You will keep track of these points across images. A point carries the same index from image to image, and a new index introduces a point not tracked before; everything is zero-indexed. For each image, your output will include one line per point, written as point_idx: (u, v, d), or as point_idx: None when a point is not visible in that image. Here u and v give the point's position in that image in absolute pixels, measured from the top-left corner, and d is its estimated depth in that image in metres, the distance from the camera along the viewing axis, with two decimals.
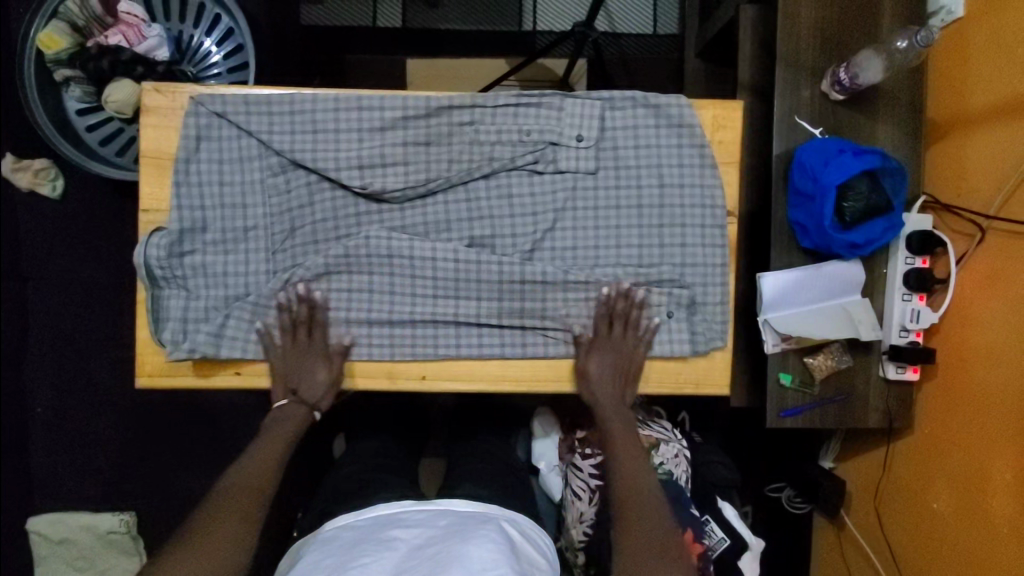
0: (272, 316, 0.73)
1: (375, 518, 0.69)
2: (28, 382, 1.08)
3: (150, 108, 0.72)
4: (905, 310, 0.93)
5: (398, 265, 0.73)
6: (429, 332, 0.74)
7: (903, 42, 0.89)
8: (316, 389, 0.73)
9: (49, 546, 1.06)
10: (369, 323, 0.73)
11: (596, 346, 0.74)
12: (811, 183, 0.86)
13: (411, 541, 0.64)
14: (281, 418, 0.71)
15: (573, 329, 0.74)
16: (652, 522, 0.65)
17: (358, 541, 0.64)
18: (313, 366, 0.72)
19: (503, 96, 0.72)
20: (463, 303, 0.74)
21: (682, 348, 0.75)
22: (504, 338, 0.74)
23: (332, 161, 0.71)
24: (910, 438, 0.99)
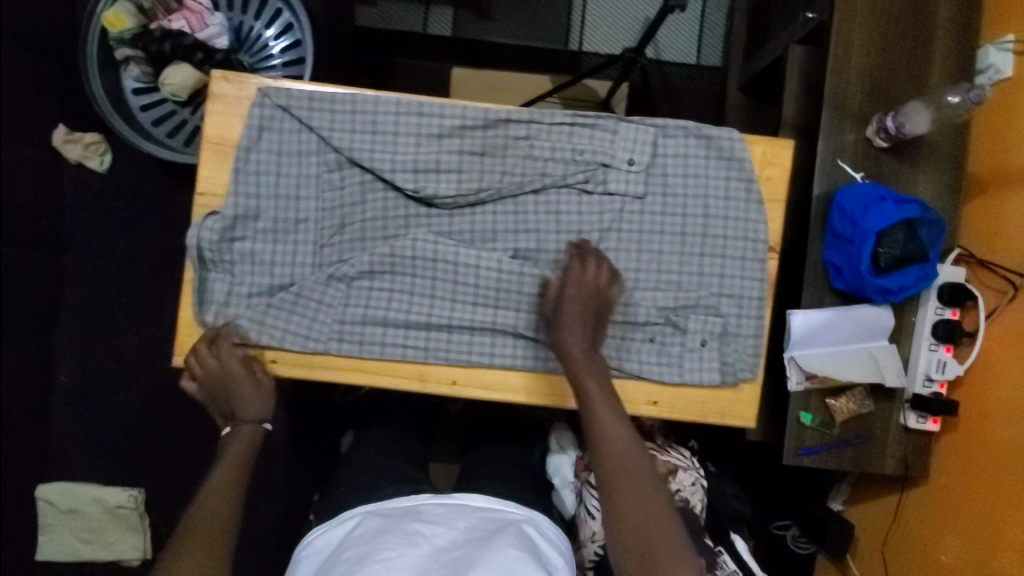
0: (312, 309, 0.73)
1: (396, 509, 0.70)
2: (55, 350, 1.09)
3: (215, 95, 0.74)
4: (931, 359, 0.93)
5: (441, 270, 0.74)
6: (464, 338, 0.75)
7: (957, 98, 0.90)
8: (246, 406, 0.71)
9: (56, 515, 1.07)
10: (406, 324, 0.74)
11: (628, 367, 0.75)
12: (850, 226, 0.88)
13: (433, 539, 0.65)
14: (233, 441, 0.70)
15: (607, 348, 0.75)
16: (639, 487, 0.60)
17: (381, 531, 0.66)
18: (237, 385, 0.70)
19: (560, 115, 0.74)
20: (502, 312, 0.74)
21: (714, 378, 0.75)
22: (537, 352, 0.75)
23: (388, 162, 0.73)
24: (924, 487, 0.99)
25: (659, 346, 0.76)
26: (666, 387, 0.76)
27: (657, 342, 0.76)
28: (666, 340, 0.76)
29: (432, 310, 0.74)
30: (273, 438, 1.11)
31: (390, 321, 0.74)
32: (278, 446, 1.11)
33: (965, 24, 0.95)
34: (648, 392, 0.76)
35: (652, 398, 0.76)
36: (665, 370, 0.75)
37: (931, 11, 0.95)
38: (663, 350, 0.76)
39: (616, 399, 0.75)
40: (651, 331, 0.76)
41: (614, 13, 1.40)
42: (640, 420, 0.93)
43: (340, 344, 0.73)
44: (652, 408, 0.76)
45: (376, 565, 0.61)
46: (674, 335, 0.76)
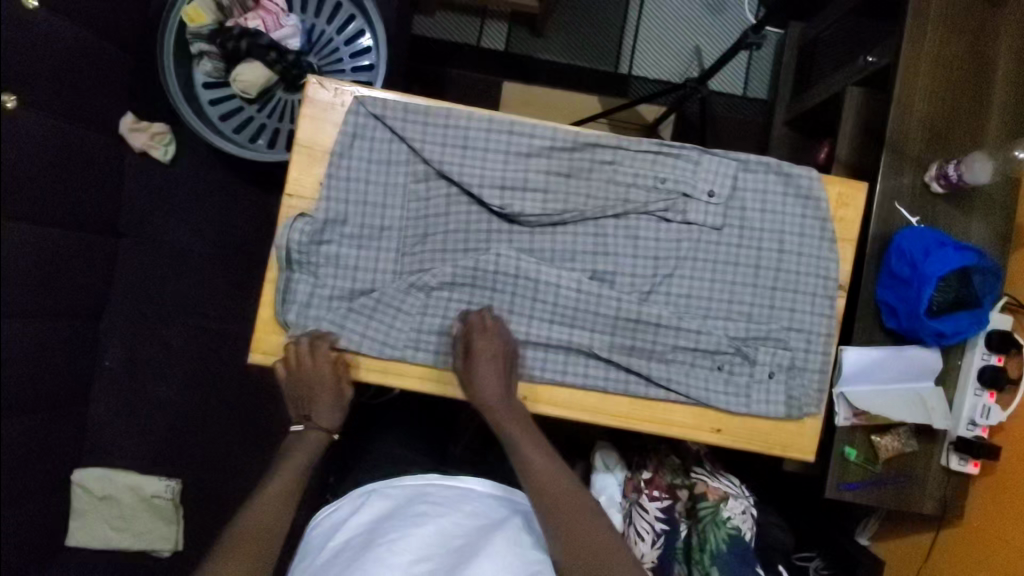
0: (391, 316, 0.75)
1: (402, 489, 0.71)
2: (102, 335, 1.09)
3: (311, 100, 0.76)
4: (976, 404, 0.95)
5: (521, 286, 0.76)
6: (538, 354, 0.76)
7: (1023, 155, 0.94)
8: (324, 415, 0.74)
9: (91, 502, 1.04)
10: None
11: (695, 393, 0.76)
12: (908, 269, 0.90)
13: (439, 522, 0.66)
14: (300, 448, 0.74)
15: (676, 372, 0.76)
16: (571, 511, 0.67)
17: (388, 516, 0.67)
18: (319, 396, 0.73)
19: (646, 143, 0.76)
20: (576, 331, 0.76)
21: (778, 408, 0.77)
22: (609, 372, 0.76)
23: (477, 178, 0.75)
24: (959, 528, 1.00)
25: (726, 375, 0.77)
26: (730, 415, 0.77)
27: (725, 370, 0.78)
28: (733, 369, 0.78)
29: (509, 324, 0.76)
30: None
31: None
32: None
33: None
34: (713, 419, 0.77)
35: (716, 425, 0.77)
36: (731, 399, 0.77)
37: (992, 63, 0.97)
38: (730, 379, 0.77)
39: (681, 423, 0.77)
40: (719, 360, 0.78)
41: (667, 40, 1.39)
42: (686, 444, 0.95)
43: (416, 353, 0.74)
44: (716, 435, 0.77)
45: (379, 549, 0.62)
46: (741, 364, 0.78)
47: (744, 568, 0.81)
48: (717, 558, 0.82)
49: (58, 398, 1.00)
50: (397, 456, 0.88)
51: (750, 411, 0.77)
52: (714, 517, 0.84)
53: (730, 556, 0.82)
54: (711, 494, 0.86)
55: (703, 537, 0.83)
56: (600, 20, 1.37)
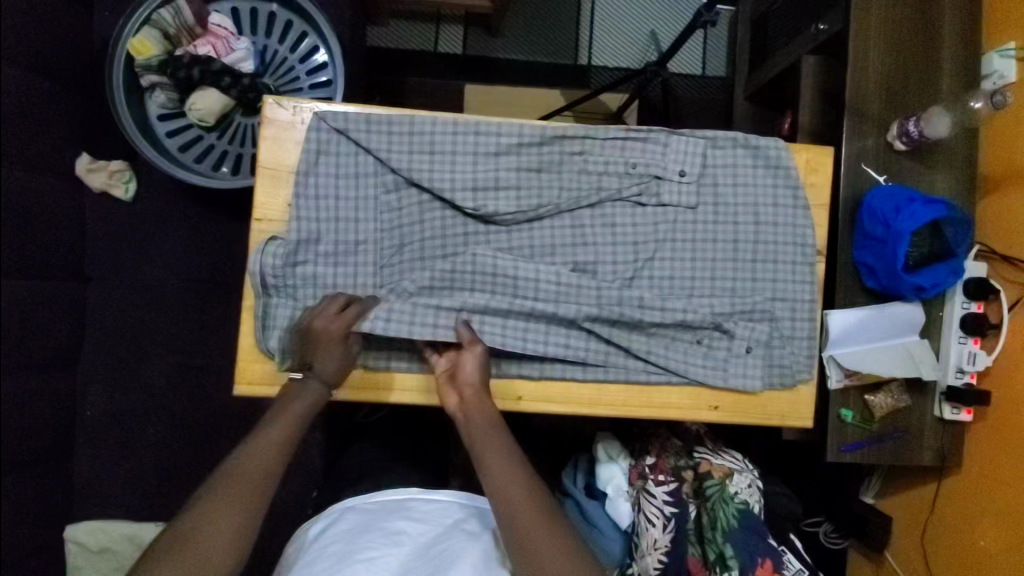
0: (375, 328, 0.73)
1: (382, 503, 0.71)
2: (80, 384, 1.06)
3: (269, 120, 0.74)
4: (961, 352, 0.97)
5: (500, 285, 0.75)
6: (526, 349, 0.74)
7: (978, 105, 0.94)
8: (327, 370, 0.70)
9: (86, 556, 1.01)
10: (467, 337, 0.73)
11: (675, 365, 0.76)
12: (882, 228, 0.91)
13: (418, 537, 0.67)
14: (295, 396, 0.68)
15: (656, 344, 0.76)
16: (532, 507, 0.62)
17: (365, 528, 0.66)
18: (328, 345, 0.69)
19: (612, 130, 0.76)
20: (553, 323, 0.75)
21: (756, 381, 0.77)
22: (594, 354, 0.76)
23: (448, 182, 0.74)
24: (958, 476, 1.02)
25: (705, 348, 0.78)
26: (725, 392, 0.78)
27: (705, 344, 0.78)
28: (717, 344, 0.78)
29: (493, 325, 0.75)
30: (309, 462, 1.09)
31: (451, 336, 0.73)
32: (315, 473, 1.09)
33: (970, 28, 0.98)
34: (709, 397, 0.78)
35: (714, 403, 0.78)
36: (707, 370, 0.77)
37: (940, 18, 0.98)
38: (710, 353, 0.77)
39: (680, 406, 0.77)
40: (700, 335, 0.78)
41: (622, 28, 1.40)
42: (685, 425, 0.96)
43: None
44: (713, 413, 0.78)
45: (357, 566, 0.62)
46: (722, 338, 0.78)
47: (760, 540, 0.81)
48: (730, 533, 0.81)
49: (40, 451, 0.96)
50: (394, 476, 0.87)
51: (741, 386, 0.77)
52: (721, 495, 0.84)
53: (740, 530, 0.82)
54: (715, 472, 0.87)
55: (714, 515, 0.83)
56: (553, 14, 1.38)
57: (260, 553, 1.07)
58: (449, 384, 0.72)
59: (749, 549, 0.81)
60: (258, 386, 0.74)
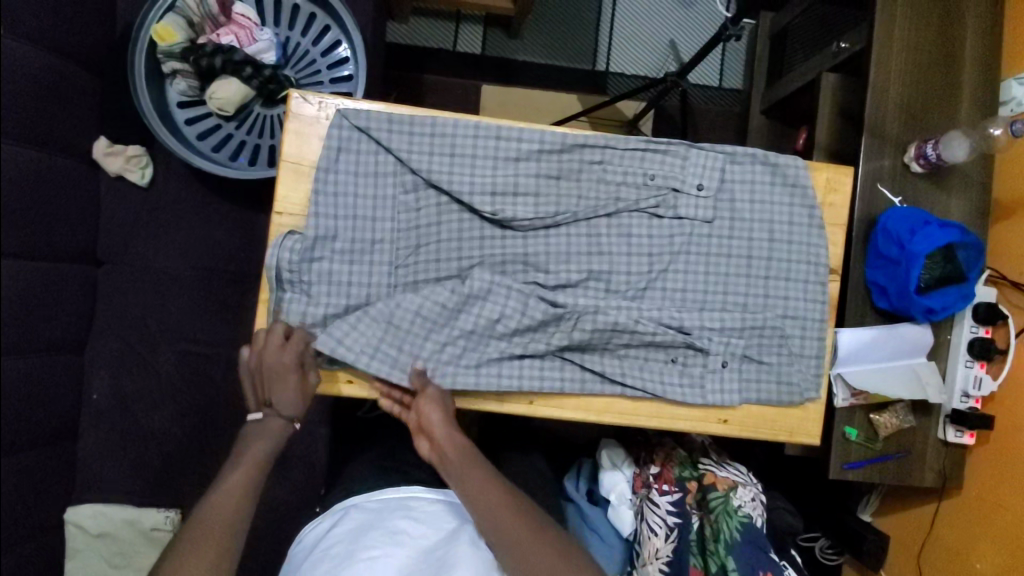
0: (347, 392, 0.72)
1: (384, 502, 0.71)
2: (86, 368, 1.06)
3: (293, 114, 0.74)
4: (967, 376, 0.97)
5: (499, 287, 0.75)
6: (514, 371, 0.76)
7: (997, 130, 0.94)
8: (286, 403, 0.71)
9: (87, 540, 1.02)
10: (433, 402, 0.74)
11: (649, 385, 0.77)
12: (896, 249, 0.91)
13: (419, 538, 0.66)
14: (258, 435, 0.70)
15: (629, 367, 0.77)
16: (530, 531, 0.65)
17: (368, 527, 0.67)
18: (278, 375, 0.70)
19: (633, 140, 0.76)
20: (538, 330, 0.76)
21: (732, 396, 0.78)
22: (566, 377, 0.76)
23: (467, 185, 0.74)
24: (957, 499, 1.03)
25: (679, 367, 0.78)
26: (734, 405, 0.78)
27: (679, 362, 0.78)
28: (692, 364, 0.78)
29: (486, 330, 0.75)
30: (314, 458, 1.08)
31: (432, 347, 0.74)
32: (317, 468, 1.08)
33: (991, 54, 0.99)
34: (717, 410, 0.78)
35: (723, 416, 0.78)
36: (685, 389, 0.77)
37: (962, 42, 0.98)
38: (684, 370, 0.78)
39: (689, 416, 0.78)
40: (671, 351, 0.78)
41: (642, 36, 1.40)
42: (691, 437, 0.97)
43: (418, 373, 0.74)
44: (722, 426, 0.78)
45: (359, 565, 0.62)
46: (696, 355, 0.78)
47: (761, 555, 0.81)
48: (733, 546, 0.82)
49: (45, 434, 0.97)
50: (397, 477, 0.87)
51: (730, 408, 0.78)
52: (725, 507, 0.84)
53: (745, 544, 0.82)
54: (720, 484, 0.87)
55: (717, 527, 0.84)
56: (573, 19, 1.38)
57: (261, 545, 1.06)
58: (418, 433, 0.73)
59: (751, 563, 0.81)
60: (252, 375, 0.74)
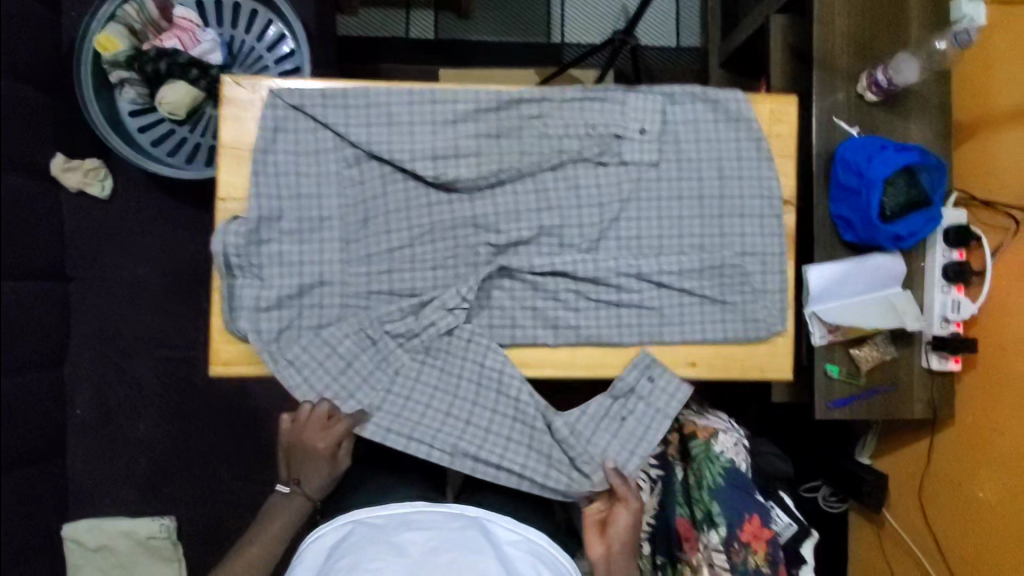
0: (304, 375, 0.73)
1: (390, 517, 0.63)
2: (69, 384, 1.07)
3: (228, 99, 0.74)
4: (945, 301, 0.96)
5: (450, 250, 0.75)
6: (502, 437, 0.74)
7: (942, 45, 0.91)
8: (314, 482, 0.78)
9: (84, 554, 1.02)
10: (394, 380, 0.74)
11: (608, 333, 0.76)
12: (855, 177, 0.91)
13: (424, 546, 0.58)
14: (281, 509, 0.78)
15: (586, 316, 0.76)
16: None
17: (371, 539, 0.59)
18: (312, 459, 0.75)
19: (570, 91, 0.75)
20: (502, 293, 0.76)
21: (696, 337, 0.77)
22: (534, 338, 0.76)
23: (408, 153, 0.73)
24: (949, 428, 1.02)
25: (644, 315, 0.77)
26: (701, 347, 0.77)
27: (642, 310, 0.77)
28: (658, 315, 0.77)
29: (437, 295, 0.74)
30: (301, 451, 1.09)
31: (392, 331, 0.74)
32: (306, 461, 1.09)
33: None
34: (685, 354, 0.77)
35: (690, 359, 0.77)
36: (649, 336, 0.77)
37: None
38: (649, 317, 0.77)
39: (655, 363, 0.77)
40: (619, 407, 0.76)
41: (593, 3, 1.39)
42: None
43: (381, 355, 0.74)
44: (691, 369, 0.77)
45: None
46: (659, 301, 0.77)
47: (745, 496, 0.79)
48: (716, 492, 0.79)
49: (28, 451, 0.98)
50: (374, 458, 0.86)
51: (698, 353, 0.77)
52: (706, 454, 0.82)
53: (729, 488, 0.80)
54: (700, 432, 0.84)
55: (699, 474, 0.81)
56: None
57: None
58: (596, 532, 0.73)
59: (735, 506, 0.79)
60: (215, 364, 0.74)
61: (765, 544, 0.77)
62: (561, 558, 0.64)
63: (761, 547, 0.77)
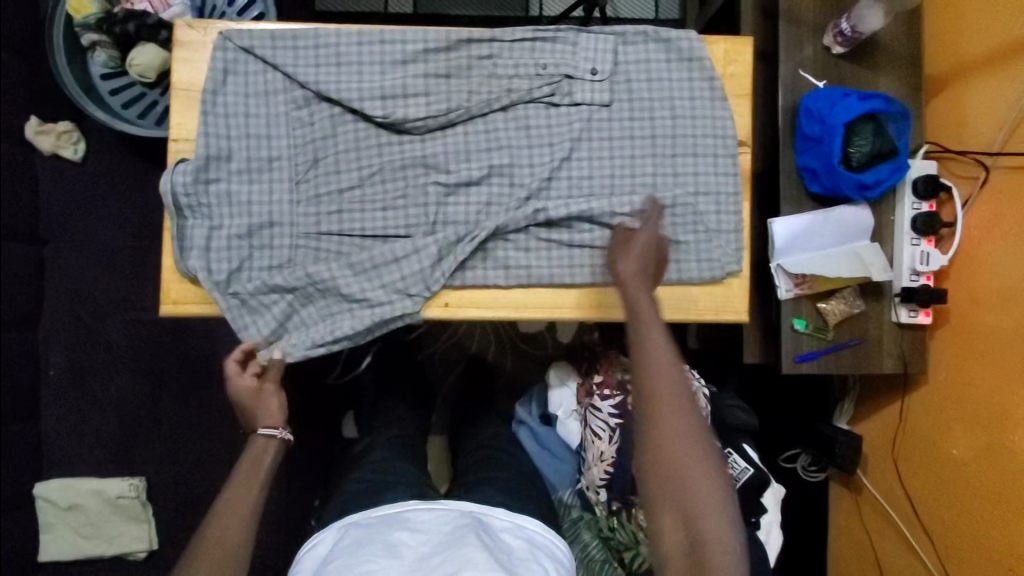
0: (249, 317, 0.73)
1: (381, 517, 0.69)
2: (42, 346, 1.08)
3: (182, 42, 0.75)
4: (914, 253, 0.94)
5: (399, 187, 0.75)
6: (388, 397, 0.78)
7: None
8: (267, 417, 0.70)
9: (57, 513, 1.04)
10: (333, 327, 0.72)
11: (559, 270, 0.75)
12: (818, 125, 0.89)
13: (417, 549, 0.64)
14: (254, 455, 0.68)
15: (537, 254, 0.76)
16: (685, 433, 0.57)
17: (364, 542, 0.64)
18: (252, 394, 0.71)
19: (520, 31, 0.76)
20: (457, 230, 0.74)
21: None
22: (487, 280, 0.75)
23: (355, 92, 0.74)
24: (924, 386, 0.99)
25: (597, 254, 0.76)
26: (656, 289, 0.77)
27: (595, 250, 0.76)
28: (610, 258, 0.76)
29: (386, 234, 0.75)
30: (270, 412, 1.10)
31: (337, 282, 0.72)
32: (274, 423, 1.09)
33: None
34: None
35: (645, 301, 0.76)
36: (602, 276, 0.76)
37: None
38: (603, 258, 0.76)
39: (609, 305, 0.76)
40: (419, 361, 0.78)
41: None
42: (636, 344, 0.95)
43: (328, 305, 0.73)
44: (645, 310, 0.76)
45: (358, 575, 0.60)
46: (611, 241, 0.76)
47: None
48: None
49: None
50: None
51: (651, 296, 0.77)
52: None
53: None
54: None
55: None
56: None
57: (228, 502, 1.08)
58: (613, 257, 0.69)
59: None
60: (168, 304, 0.74)
61: None
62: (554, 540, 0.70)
63: None
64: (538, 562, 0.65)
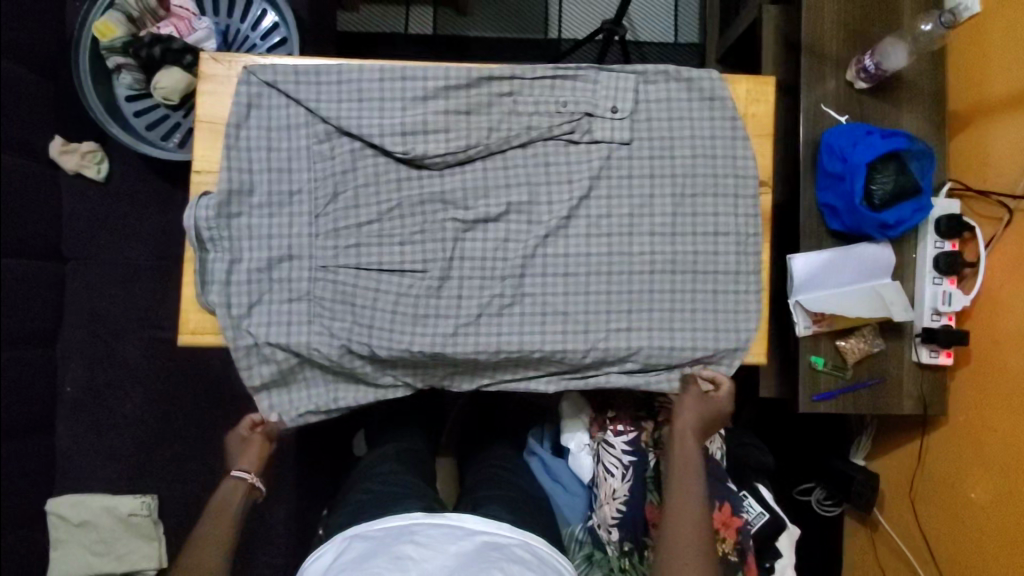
0: (267, 350, 0.74)
1: (387, 530, 0.68)
2: (60, 362, 1.09)
3: (207, 75, 0.77)
4: (935, 293, 0.93)
5: (418, 224, 0.75)
6: None
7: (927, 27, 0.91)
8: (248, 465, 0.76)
9: (68, 528, 1.03)
10: (335, 397, 0.76)
11: (572, 306, 0.76)
12: (839, 163, 0.89)
13: (422, 563, 0.63)
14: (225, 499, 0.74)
15: (551, 290, 0.76)
16: (696, 556, 0.67)
17: (370, 555, 0.64)
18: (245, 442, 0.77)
19: (541, 69, 0.76)
20: (478, 272, 0.75)
21: (666, 320, 0.76)
22: (504, 321, 0.75)
23: (376, 128, 0.74)
24: (944, 427, 0.98)
25: (614, 295, 0.76)
26: (673, 329, 0.76)
27: (613, 291, 0.76)
28: (626, 297, 0.76)
29: (403, 271, 0.75)
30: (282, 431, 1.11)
31: (355, 324, 0.74)
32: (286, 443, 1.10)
33: None
34: (657, 336, 0.76)
35: (662, 341, 0.76)
36: (614, 317, 0.76)
37: None
38: (619, 296, 0.76)
39: (625, 344, 0.76)
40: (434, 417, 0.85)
41: None
42: None
43: (342, 343, 0.73)
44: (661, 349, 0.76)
45: None
46: (629, 280, 0.76)
47: (712, 482, 0.80)
48: None
49: (17, 421, 1.00)
50: None
51: (667, 335, 0.76)
52: None
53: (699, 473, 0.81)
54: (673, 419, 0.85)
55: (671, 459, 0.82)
56: None
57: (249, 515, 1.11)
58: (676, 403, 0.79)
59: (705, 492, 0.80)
60: (193, 335, 0.75)
61: (735, 532, 0.78)
62: (551, 552, 0.70)
63: (731, 534, 0.78)
64: (544, 574, 0.66)
